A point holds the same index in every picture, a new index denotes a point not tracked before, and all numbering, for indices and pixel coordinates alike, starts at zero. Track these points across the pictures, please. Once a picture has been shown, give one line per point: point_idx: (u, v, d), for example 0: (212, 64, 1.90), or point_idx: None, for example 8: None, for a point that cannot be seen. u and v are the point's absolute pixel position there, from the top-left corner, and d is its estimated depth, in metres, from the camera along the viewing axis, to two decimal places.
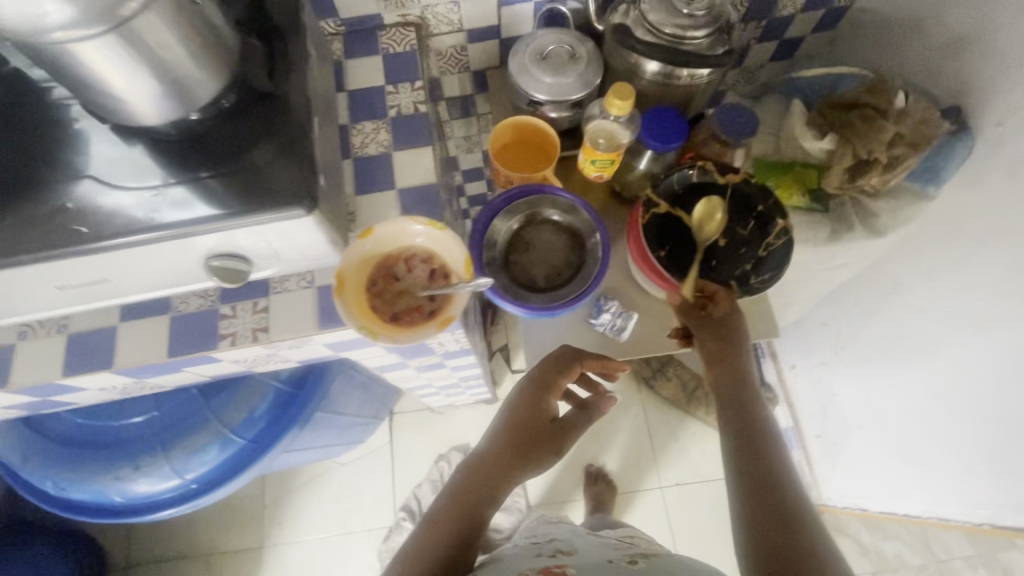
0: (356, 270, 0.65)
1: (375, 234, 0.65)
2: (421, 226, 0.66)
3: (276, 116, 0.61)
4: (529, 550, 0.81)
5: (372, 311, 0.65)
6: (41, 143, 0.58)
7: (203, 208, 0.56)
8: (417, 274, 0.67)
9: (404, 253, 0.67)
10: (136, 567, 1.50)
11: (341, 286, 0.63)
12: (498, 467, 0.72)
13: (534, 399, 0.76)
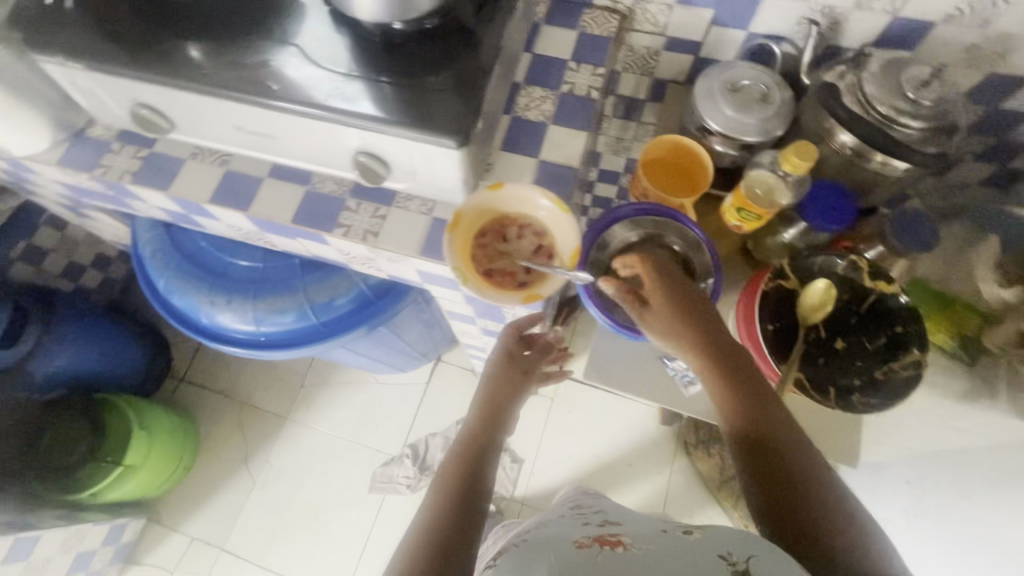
0: (473, 216, 0.67)
1: (504, 191, 0.66)
2: (548, 202, 0.66)
3: (466, 50, 0.64)
4: (579, 521, 0.80)
5: (472, 258, 0.67)
6: (277, 5, 0.67)
7: (374, 107, 0.60)
8: (524, 244, 0.68)
9: (521, 219, 0.68)
10: (188, 382, 1.70)
11: (455, 223, 0.66)
12: (490, 435, 0.76)
13: (520, 374, 0.81)
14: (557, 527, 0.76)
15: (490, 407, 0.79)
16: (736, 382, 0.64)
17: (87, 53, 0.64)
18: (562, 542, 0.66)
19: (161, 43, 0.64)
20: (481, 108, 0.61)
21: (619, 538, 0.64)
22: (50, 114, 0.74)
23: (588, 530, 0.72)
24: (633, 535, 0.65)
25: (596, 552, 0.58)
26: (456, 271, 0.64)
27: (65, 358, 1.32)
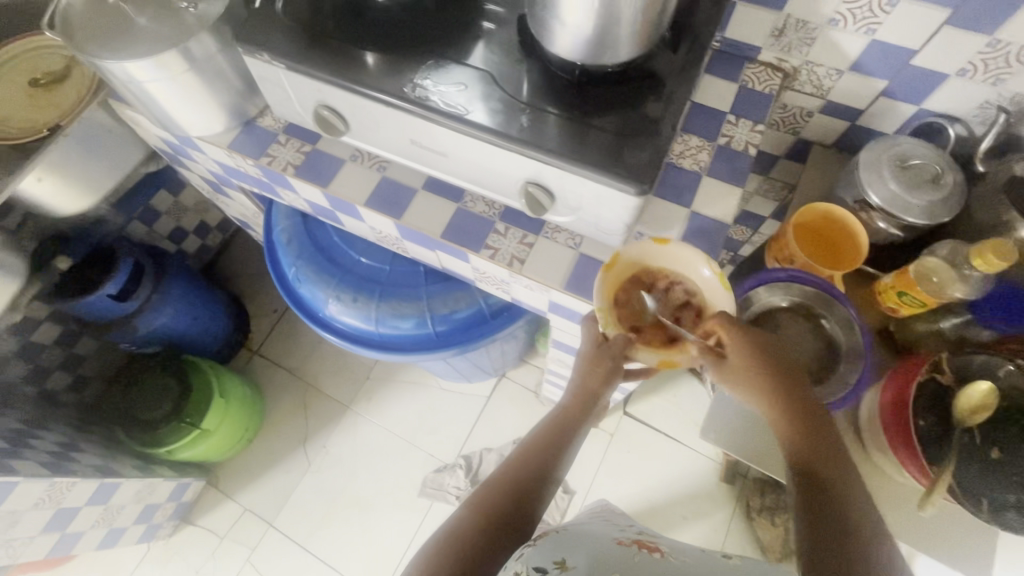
0: (631, 261, 0.68)
1: (671, 247, 0.66)
2: (712, 274, 0.65)
3: (652, 98, 0.64)
4: (613, 524, 0.81)
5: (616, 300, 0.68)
6: (469, 29, 0.69)
7: (558, 142, 0.61)
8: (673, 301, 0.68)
9: (673, 278, 0.68)
10: (261, 355, 1.76)
11: (614, 262, 0.66)
12: (564, 435, 0.69)
13: (609, 366, 0.68)
14: (591, 524, 0.78)
15: (574, 400, 0.71)
16: (801, 424, 0.61)
17: (289, 54, 0.67)
18: (602, 536, 0.68)
19: (358, 53, 0.67)
20: (666, 157, 0.60)
21: (657, 545, 0.66)
22: (232, 101, 0.79)
23: (622, 532, 0.74)
24: (674, 547, 0.67)
25: (633, 550, 0.62)
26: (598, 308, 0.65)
27: (166, 316, 1.39)
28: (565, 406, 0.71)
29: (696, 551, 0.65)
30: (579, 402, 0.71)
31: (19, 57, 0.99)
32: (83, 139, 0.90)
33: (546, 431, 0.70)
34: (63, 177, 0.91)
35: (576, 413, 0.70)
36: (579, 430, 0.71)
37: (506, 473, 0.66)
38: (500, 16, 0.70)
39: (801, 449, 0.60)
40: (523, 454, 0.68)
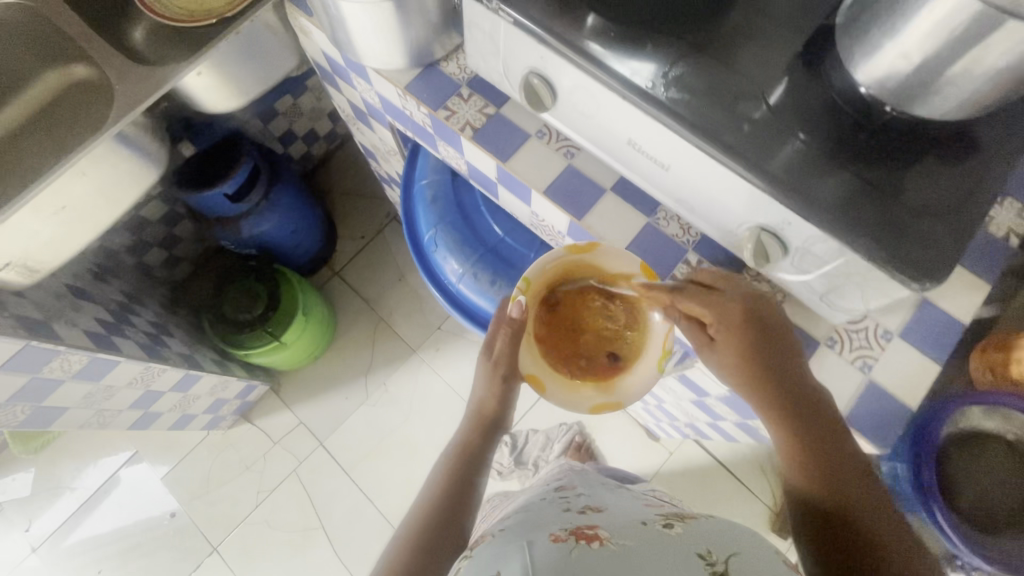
0: (599, 273, 0.69)
1: (648, 283, 0.65)
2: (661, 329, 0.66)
3: (946, 168, 0.52)
4: (556, 503, 0.75)
5: (549, 294, 0.72)
6: (736, 25, 0.57)
7: (825, 198, 0.50)
8: (605, 328, 0.72)
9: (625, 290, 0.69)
10: (340, 277, 1.74)
11: (582, 248, 0.66)
12: (473, 454, 0.71)
13: (501, 377, 0.70)
14: (534, 511, 0.72)
15: (475, 418, 0.73)
16: (820, 457, 0.55)
17: (519, 6, 0.57)
18: (540, 530, 0.61)
19: (590, 17, 0.57)
20: (964, 251, 0.49)
21: (597, 530, 0.59)
22: (423, 42, 0.70)
23: (569, 516, 0.66)
24: (612, 526, 0.60)
25: (570, 545, 0.54)
26: (524, 280, 0.68)
27: (269, 225, 1.37)
28: (468, 427, 0.74)
29: (630, 526, 0.59)
30: (481, 416, 0.72)
31: None
32: (250, 41, 0.84)
33: (463, 451, 0.72)
34: (223, 76, 0.86)
35: (480, 426, 0.72)
36: (487, 442, 0.72)
37: (431, 499, 0.67)
38: (775, 17, 0.57)
39: (813, 483, 0.54)
40: (447, 475, 0.69)
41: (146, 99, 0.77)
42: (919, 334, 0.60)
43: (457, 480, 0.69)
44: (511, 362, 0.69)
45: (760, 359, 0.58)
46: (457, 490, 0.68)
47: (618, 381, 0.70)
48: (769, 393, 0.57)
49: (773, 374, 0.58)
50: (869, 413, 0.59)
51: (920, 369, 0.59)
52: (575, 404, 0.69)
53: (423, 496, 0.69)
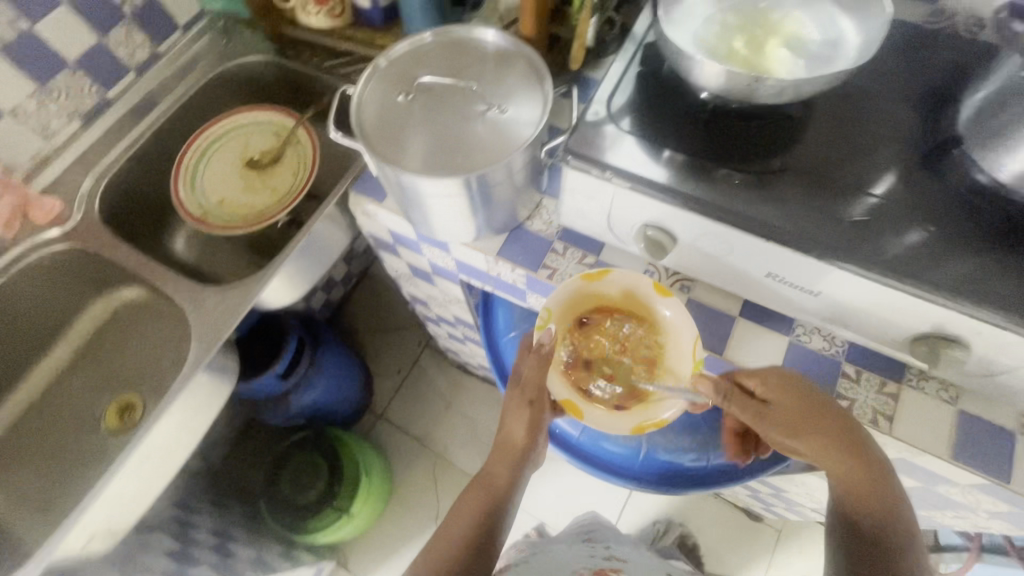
0: (615, 303, 0.67)
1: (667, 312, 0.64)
2: (687, 356, 0.63)
3: None
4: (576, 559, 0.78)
5: (571, 324, 0.67)
6: (841, 146, 0.59)
7: (999, 300, 0.50)
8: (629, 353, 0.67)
9: (646, 313, 0.66)
10: (385, 421, 1.64)
11: (596, 276, 0.66)
12: (506, 483, 0.65)
13: (528, 405, 0.65)
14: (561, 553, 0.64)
15: (505, 454, 0.66)
16: (845, 473, 0.58)
17: (631, 172, 0.58)
18: None
19: (666, 152, 0.59)
20: None
21: None
22: (510, 209, 0.70)
23: None
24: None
25: None
26: (545, 306, 0.64)
27: (317, 392, 1.28)
28: (495, 457, 0.67)
29: None
30: (512, 449, 0.66)
31: (230, 133, 0.92)
32: (317, 234, 0.85)
33: (487, 483, 0.65)
34: (290, 273, 0.85)
35: (510, 458, 0.66)
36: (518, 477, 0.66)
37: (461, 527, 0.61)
38: (873, 130, 0.59)
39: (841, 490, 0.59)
40: (474, 503, 0.64)
41: (229, 321, 0.77)
42: None
43: (486, 510, 0.63)
44: (539, 388, 0.64)
45: (809, 405, 0.57)
46: (485, 523, 0.62)
47: (644, 402, 0.65)
48: (800, 428, 0.58)
49: (810, 407, 0.57)
50: None
51: None
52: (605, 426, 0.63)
53: (453, 521, 0.62)
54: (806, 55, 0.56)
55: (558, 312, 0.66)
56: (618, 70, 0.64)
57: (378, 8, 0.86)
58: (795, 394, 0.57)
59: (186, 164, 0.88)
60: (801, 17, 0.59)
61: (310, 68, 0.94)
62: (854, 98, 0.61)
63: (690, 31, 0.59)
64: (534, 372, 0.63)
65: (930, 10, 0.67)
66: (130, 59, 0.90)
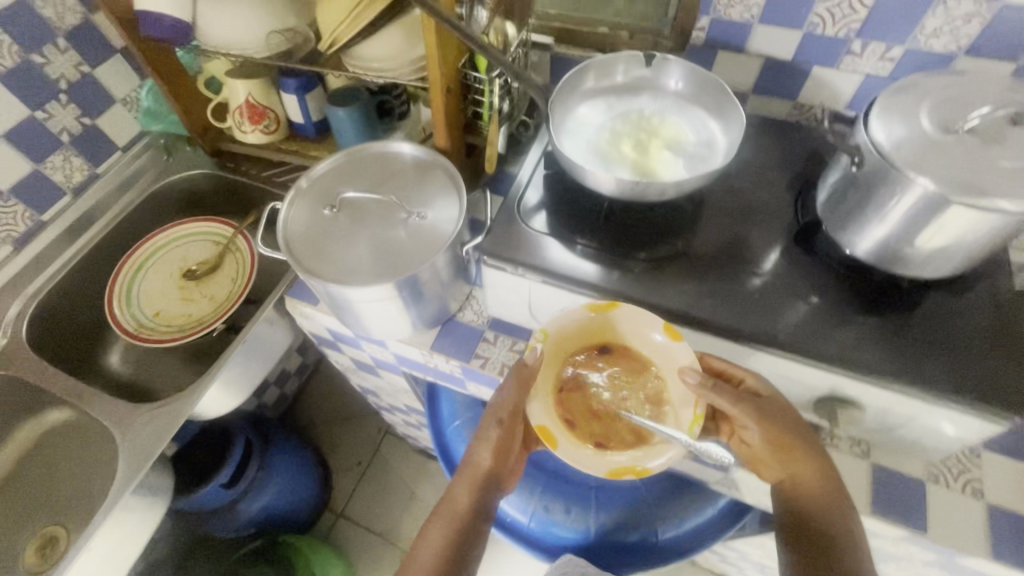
0: (627, 343, 0.59)
1: (675, 353, 0.56)
2: (689, 400, 0.55)
3: (964, 307, 0.58)
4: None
5: (567, 356, 0.59)
6: (727, 229, 0.66)
7: (872, 361, 0.55)
8: (632, 395, 0.57)
9: (657, 359, 0.58)
10: (347, 518, 1.56)
11: (604, 308, 0.58)
12: (471, 514, 0.62)
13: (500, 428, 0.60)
14: None
15: (468, 477, 0.63)
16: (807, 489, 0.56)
17: (541, 267, 0.63)
18: None
19: (578, 245, 0.64)
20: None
21: None
22: (441, 303, 0.72)
23: None
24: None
25: None
26: (540, 328, 0.57)
27: (267, 497, 1.22)
28: (462, 484, 0.63)
29: None
30: (481, 470, 0.63)
31: (168, 246, 0.94)
32: (256, 338, 0.86)
33: (451, 509, 0.63)
34: (229, 380, 0.84)
35: (477, 484, 0.62)
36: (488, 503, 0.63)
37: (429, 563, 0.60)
38: (754, 214, 0.67)
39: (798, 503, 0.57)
40: (442, 534, 0.61)
41: (162, 437, 0.75)
42: (999, 444, 0.63)
43: (455, 542, 0.61)
44: (515, 414, 0.60)
45: (759, 401, 0.56)
46: (451, 555, 0.60)
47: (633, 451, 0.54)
48: (789, 437, 0.56)
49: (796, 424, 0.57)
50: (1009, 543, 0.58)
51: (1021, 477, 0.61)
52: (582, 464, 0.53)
53: (423, 553, 0.60)
54: (682, 154, 0.64)
55: (554, 338, 0.58)
56: (526, 177, 0.71)
57: (311, 122, 0.93)
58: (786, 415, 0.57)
59: (122, 283, 0.89)
60: (676, 120, 0.67)
61: (251, 178, 1.00)
62: (735, 186, 0.69)
63: (583, 140, 0.66)
64: (512, 399, 0.57)
65: (793, 105, 0.76)
66: (67, 181, 0.93)
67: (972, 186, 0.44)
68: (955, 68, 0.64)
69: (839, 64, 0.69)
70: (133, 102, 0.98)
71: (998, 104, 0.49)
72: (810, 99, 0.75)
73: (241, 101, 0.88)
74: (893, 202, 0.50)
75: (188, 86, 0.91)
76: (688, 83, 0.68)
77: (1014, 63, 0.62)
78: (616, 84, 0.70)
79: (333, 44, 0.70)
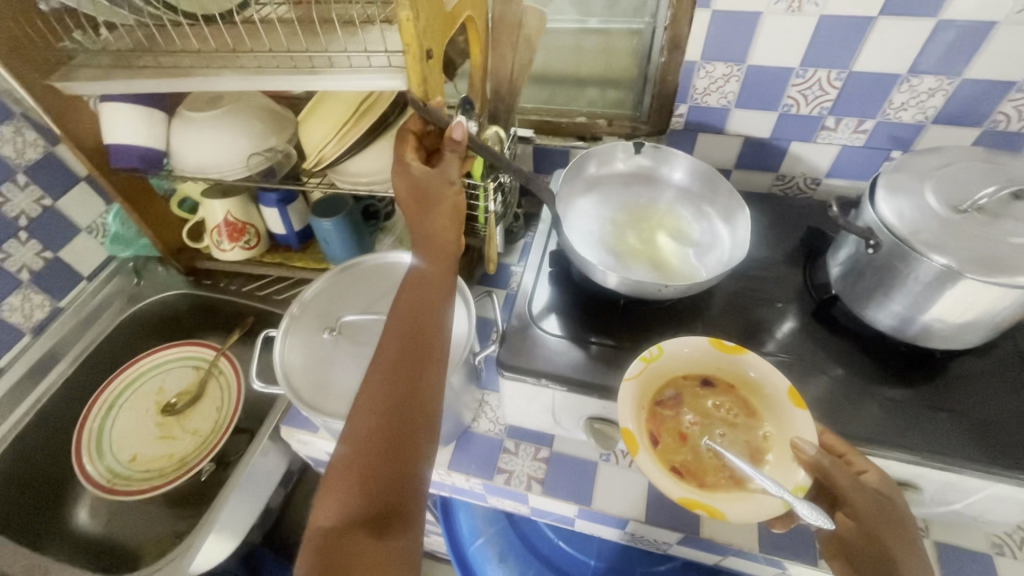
0: (740, 389, 0.54)
1: (793, 415, 0.50)
2: (794, 467, 0.47)
3: (995, 371, 0.57)
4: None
5: (670, 383, 0.55)
6: (744, 311, 0.65)
7: (921, 440, 0.53)
8: (728, 438, 0.51)
9: (771, 419, 0.52)
10: None
11: (732, 349, 0.55)
12: (413, 362, 0.49)
13: (437, 258, 0.55)
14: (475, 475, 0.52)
15: (400, 324, 0.51)
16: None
17: (564, 373, 0.59)
18: None
19: (597, 345, 0.62)
20: None
21: None
22: (454, 419, 0.67)
23: None
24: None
25: None
26: (660, 343, 0.54)
27: None
28: (393, 331, 0.51)
29: None
30: (418, 316, 0.51)
31: (142, 378, 0.87)
32: (249, 475, 0.78)
33: (381, 370, 0.48)
34: (227, 528, 0.75)
35: (416, 340, 0.50)
36: (439, 368, 0.50)
37: (364, 439, 0.44)
38: (765, 293, 0.66)
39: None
40: (380, 398, 0.46)
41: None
42: None
43: (397, 406, 0.46)
44: (439, 240, 0.55)
45: (881, 501, 0.48)
46: (390, 415, 0.45)
47: (716, 495, 0.47)
48: (882, 517, 0.47)
49: (889, 509, 0.48)
50: None
51: None
52: (658, 479, 0.46)
53: (353, 432, 0.45)
54: (689, 241, 0.65)
55: (666, 360, 0.55)
56: (532, 272, 0.69)
57: (294, 233, 0.90)
58: (880, 500, 0.48)
59: (90, 427, 0.81)
60: (678, 208, 0.68)
61: (232, 294, 0.95)
62: (739, 265, 0.69)
63: (586, 234, 0.65)
64: (432, 183, 0.53)
65: (776, 176, 0.78)
66: (26, 321, 0.85)
67: (993, 267, 0.45)
68: (926, 136, 0.68)
69: (817, 138, 0.72)
70: (99, 228, 0.93)
71: (998, 180, 0.50)
72: (791, 171, 0.77)
73: (219, 220, 0.85)
74: (912, 279, 0.50)
75: (161, 209, 0.88)
76: (692, 177, 0.69)
77: (979, 127, 0.66)
78: (612, 177, 0.71)
79: (319, 162, 0.67)
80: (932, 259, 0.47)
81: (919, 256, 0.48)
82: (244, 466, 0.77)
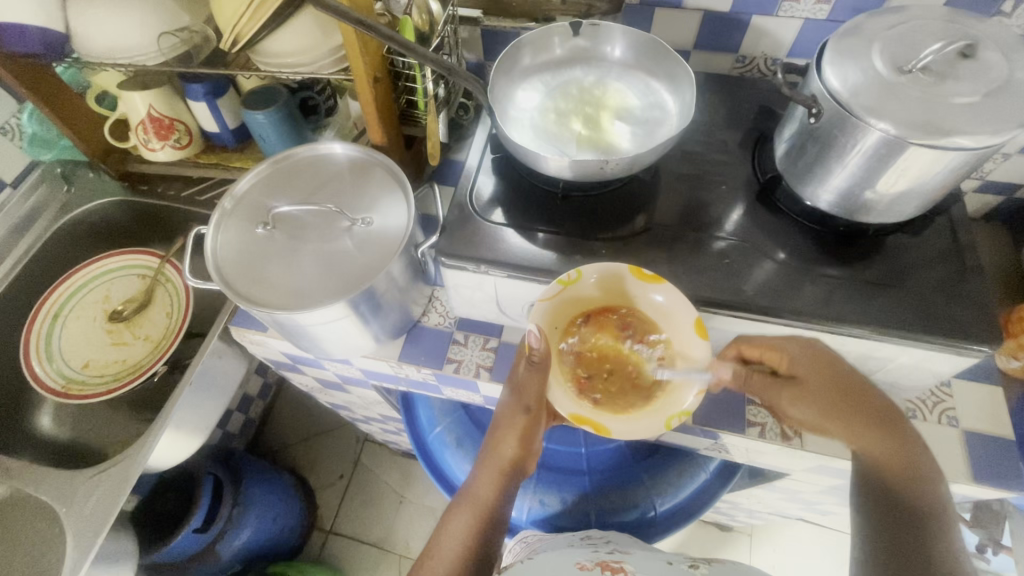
0: (648, 315, 0.58)
1: (688, 338, 0.55)
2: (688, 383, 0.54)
3: (929, 245, 0.59)
4: (582, 552, 0.63)
5: (586, 300, 0.58)
6: (690, 197, 0.64)
7: (849, 313, 0.55)
8: (629, 361, 0.58)
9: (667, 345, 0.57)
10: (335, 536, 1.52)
11: (646, 278, 0.55)
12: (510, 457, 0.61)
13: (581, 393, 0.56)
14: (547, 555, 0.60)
15: (493, 468, 0.62)
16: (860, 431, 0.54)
17: (504, 261, 0.59)
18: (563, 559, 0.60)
19: (538, 233, 0.61)
20: (996, 318, 0.53)
21: (623, 562, 0.58)
22: (402, 312, 0.66)
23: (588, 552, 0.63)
24: (638, 559, 0.59)
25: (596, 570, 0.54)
26: (575, 269, 0.55)
27: (250, 531, 1.13)
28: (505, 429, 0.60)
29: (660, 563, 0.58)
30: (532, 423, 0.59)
31: (85, 286, 0.84)
32: (205, 376, 0.79)
33: (474, 502, 0.61)
34: (183, 426, 0.77)
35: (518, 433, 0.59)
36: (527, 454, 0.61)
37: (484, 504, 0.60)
38: (714, 177, 0.65)
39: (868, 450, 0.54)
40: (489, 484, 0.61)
41: (115, 503, 0.70)
42: (964, 372, 0.66)
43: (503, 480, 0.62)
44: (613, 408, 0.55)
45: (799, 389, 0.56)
46: (480, 543, 0.58)
47: (608, 408, 0.55)
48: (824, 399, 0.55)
49: (840, 381, 0.55)
50: (989, 465, 0.60)
51: (987, 396, 0.64)
52: (557, 401, 0.55)
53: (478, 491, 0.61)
54: (635, 123, 0.62)
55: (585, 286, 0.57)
56: (474, 164, 0.66)
57: (228, 131, 0.83)
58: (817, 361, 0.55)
59: (38, 335, 0.79)
60: (624, 86, 0.65)
61: (171, 199, 0.90)
62: (690, 151, 0.67)
63: (529, 120, 0.62)
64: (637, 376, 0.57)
65: (735, 58, 0.74)
66: None
67: (928, 128, 0.44)
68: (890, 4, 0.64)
69: (778, 11, 0.68)
70: (14, 129, 0.87)
71: (947, 39, 0.48)
72: (751, 51, 0.73)
73: (142, 115, 0.79)
74: (852, 150, 0.49)
75: (78, 104, 0.80)
76: (637, 54, 0.65)
77: None
78: (555, 59, 0.67)
79: (236, 41, 0.61)
80: (868, 123, 0.45)
81: (857, 121, 0.46)
82: (196, 367, 0.76)
